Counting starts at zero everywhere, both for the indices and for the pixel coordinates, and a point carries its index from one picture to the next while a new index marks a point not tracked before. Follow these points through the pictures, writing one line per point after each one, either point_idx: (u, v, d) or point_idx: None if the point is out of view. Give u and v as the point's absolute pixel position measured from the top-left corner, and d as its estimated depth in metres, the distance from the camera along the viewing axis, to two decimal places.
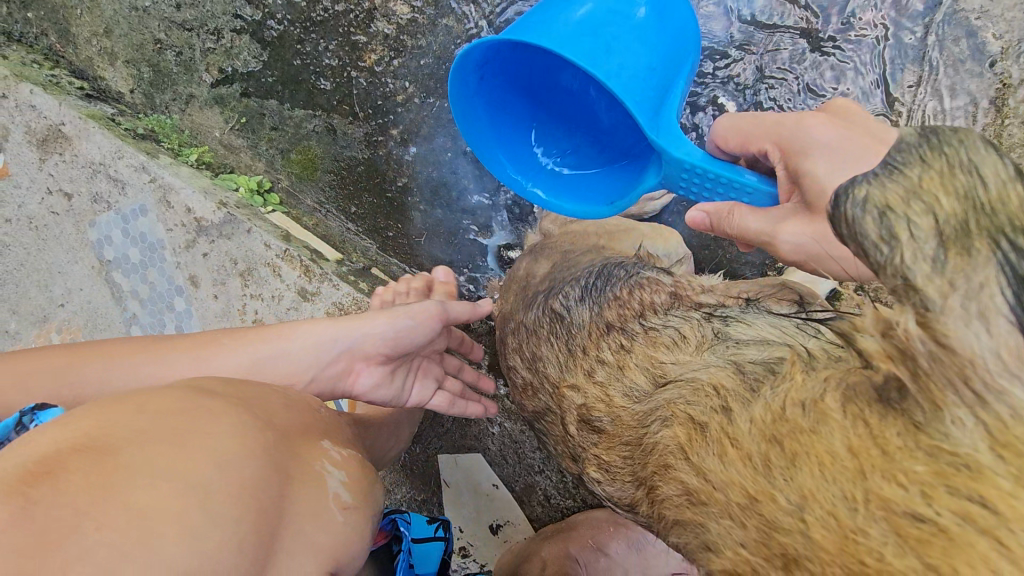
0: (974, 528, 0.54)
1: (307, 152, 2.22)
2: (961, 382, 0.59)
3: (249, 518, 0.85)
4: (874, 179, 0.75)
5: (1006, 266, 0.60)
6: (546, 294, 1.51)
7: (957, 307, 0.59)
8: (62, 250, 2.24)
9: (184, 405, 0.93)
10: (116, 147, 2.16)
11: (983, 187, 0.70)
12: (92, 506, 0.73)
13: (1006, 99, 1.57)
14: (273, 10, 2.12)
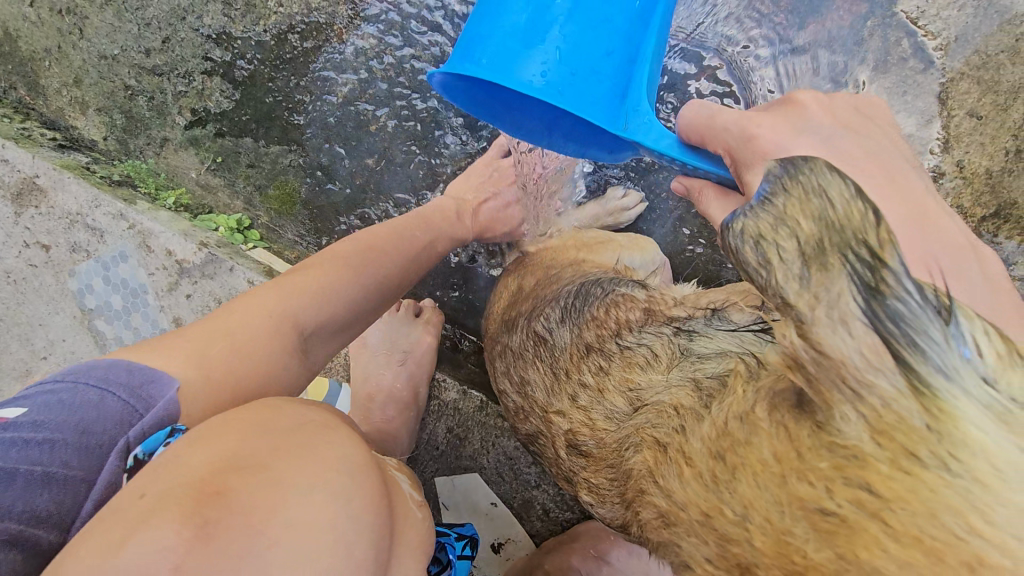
0: (866, 513, 0.53)
1: (284, 186, 2.25)
2: (840, 381, 0.57)
3: (378, 530, 0.81)
4: (749, 210, 0.67)
5: (856, 275, 0.55)
6: (528, 317, 1.54)
7: (823, 317, 0.56)
8: (42, 302, 2.22)
9: (301, 419, 0.88)
10: (93, 196, 2.16)
11: (831, 207, 0.60)
12: (263, 525, 0.70)
13: (950, 92, 1.70)
14: (242, 50, 2.15)
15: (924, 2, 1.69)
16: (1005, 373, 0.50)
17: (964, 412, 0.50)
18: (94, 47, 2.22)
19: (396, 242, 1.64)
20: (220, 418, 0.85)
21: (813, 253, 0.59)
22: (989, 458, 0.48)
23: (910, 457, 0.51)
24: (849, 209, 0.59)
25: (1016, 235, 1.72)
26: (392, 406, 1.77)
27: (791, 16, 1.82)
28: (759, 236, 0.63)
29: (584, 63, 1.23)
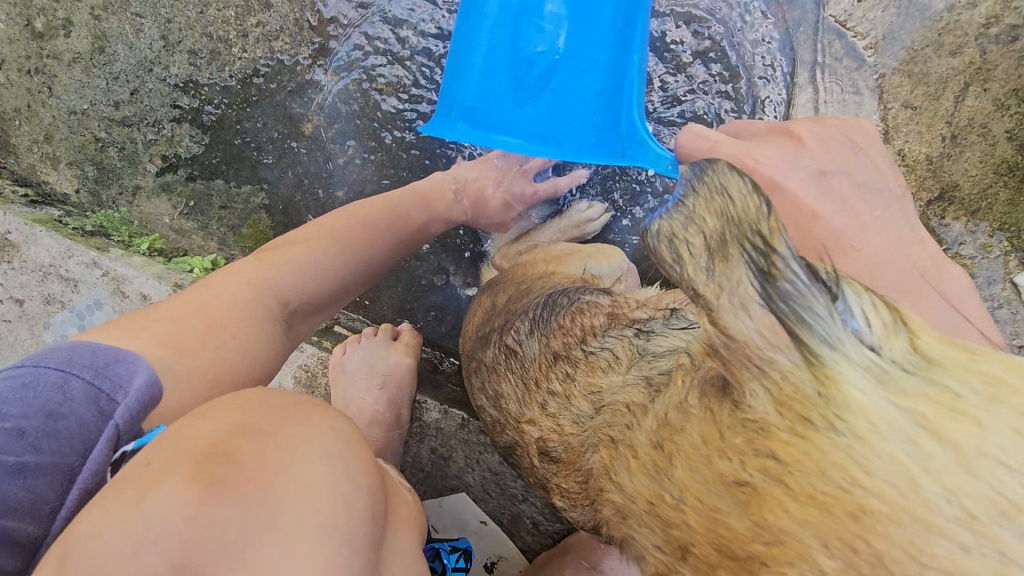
0: (771, 479, 0.56)
1: (257, 225, 2.29)
2: (745, 359, 0.58)
3: (375, 496, 0.89)
4: (663, 212, 0.67)
5: (753, 264, 0.56)
6: (500, 332, 1.56)
7: (726, 303, 0.57)
8: (17, 357, 2.18)
9: (299, 399, 0.97)
10: (65, 247, 2.18)
11: (729, 201, 0.61)
12: (270, 484, 0.79)
13: (885, 86, 1.81)
14: (210, 96, 2.22)
15: (850, 5, 1.80)
16: (888, 340, 0.57)
17: (845, 374, 0.55)
18: (64, 103, 2.27)
19: (392, 218, 1.77)
20: (226, 394, 0.95)
21: (717, 243, 0.60)
22: (866, 415, 0.52)
23: (803, 422, 0.55)
24: (746, 201, 0.61)
25: (960, 216, 1.80)
26: (377, 430, 1.77)
27: (729, 29, 1.94)
28: (669, 233, 0.63)
29: (569, 112, 1.44)
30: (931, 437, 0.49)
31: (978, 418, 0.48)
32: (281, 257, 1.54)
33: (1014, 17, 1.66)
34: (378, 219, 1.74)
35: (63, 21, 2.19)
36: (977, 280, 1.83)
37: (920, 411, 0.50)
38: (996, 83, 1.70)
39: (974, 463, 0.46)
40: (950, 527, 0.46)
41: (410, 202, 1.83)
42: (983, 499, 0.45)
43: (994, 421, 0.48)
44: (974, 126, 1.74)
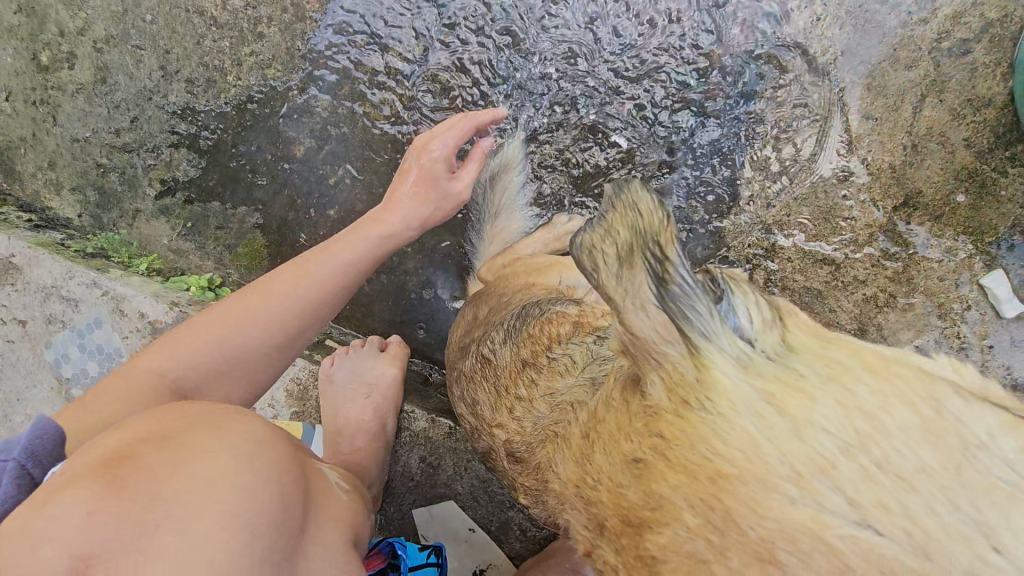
0: (655, 451, 0.71)
1: (252, 244, 2.38)
2: (642, 357, 0.72)
3: (286, 488, 0.95)
4: (587, 226, 0.75)
5: (650, 270, 0.66)
6: (477, 342, 1.62)
7: (629, 305, 0.68)
8: (19, 377, 2.23)
9: (216, 409, 1.03)
10: (66, 268, 2.24)
11: (638, 214, 0.69)
12: (171, 475, 0.83)
13: (846, 98, 1.90)
14: (205, 122, 2.32)
15: (809, 23, 1.90)
16: (764, 333, 0.66)
17: (716, 362, 0.64)
18: (67, 132, 2.37)
19: (319, 258, 1.66)
20: (146, 410, 1.01)
21: (624, 253, 0.68)
22: (728, 396, 0.63)
23: (684, 406, 0.67)
24: (650, 216, 0.68)
25: (926, 222, 1.87)
26: (361, 438, 1.83)
27: (699, 42, 1.99)
28: (587, 247, 0.72)
29: None
30: (775, 413, 0.60)
31: (811, 395, 0.59)
32: (217, 321, 1.55)
33: (963, 32, 1.78)
34: (301, 269, 1.63)
35: (67, 54, 2.30)
36: (946, 282, 1.88)
37: (769, 391, 0.60)
38: (951, 93, 1.80)
39: (803, 431, 0.58)
40: (781, 483, 0.58)
41: (339, 240, 1.71)
42: (805, 461, 0.57)
43: (824, 397, 0.58)
44: (932, 135, 1.82)
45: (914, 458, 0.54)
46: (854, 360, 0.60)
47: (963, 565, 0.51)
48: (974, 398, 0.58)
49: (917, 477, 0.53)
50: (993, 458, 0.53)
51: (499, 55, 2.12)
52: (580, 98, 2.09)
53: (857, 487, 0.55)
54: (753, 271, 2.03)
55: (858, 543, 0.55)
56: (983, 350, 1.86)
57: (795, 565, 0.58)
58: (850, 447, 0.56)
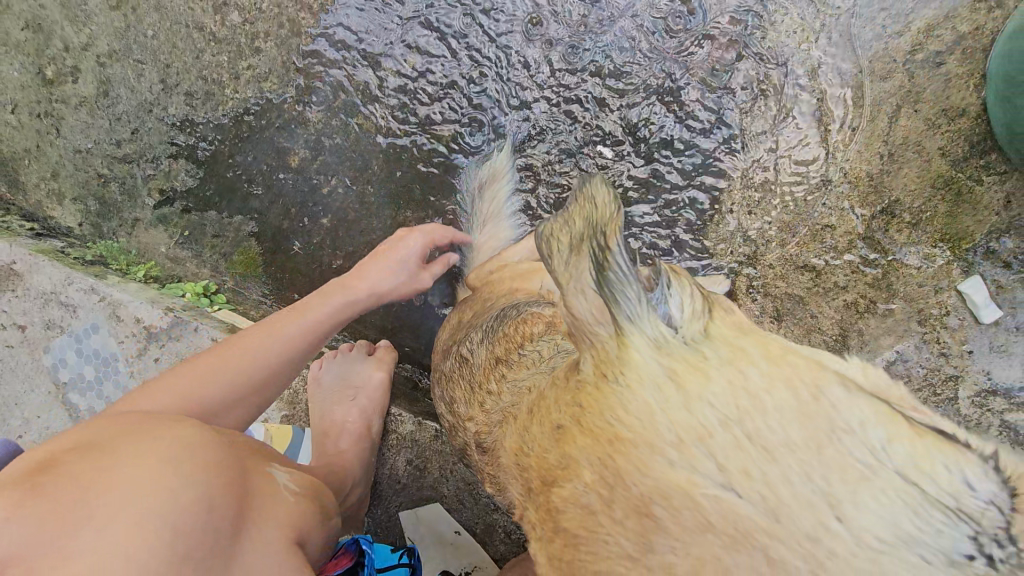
0: (574, 421, 0.84)
1: (248, 252, 2.44)
2: (581, 336, 0.87)
3: (212, 486, 1.01)
4: (553, 217, 0.89)
5: (595, 256, 0.77)
6: (456, 344, 1.69)
7: (572, 289, 0.83)
8: (18, 381, 2.27)
9: (155, 419, 1.14)
10: (65, 275, 2.29)
11: (593, 207, 0.81)
12: (90, 481, 0.93)
13: (823, 109, 1.96)
14: (204, 134, 2.39)
15: (786, 39, 1.97)
16: (689, 323, 0.78)
17: (636, 342, 0.76)
18: (70, 143, 2.44)
19: (294, 317, 1.64)
20: (94, 422, 1.15)
21: (576, 240, 0.82)
22: (639, 370, 0.74)
23: (604, 380, 0.80)
24: (603, 207, 0.80)
25: (904, 229, 1.89)
26: (345, 439, 1.87)
27: (680, 56, 2.05)
28: (549, 233, 0.88)
29: None
30: (673, 388, 0.70)
31: (708, 375, 0.68)
32: (169, 387, 1.40)
33: (937, 44, 1.80)
34: (273, 332, 1.59)
35: (72, 69, 2.38)
36: (925, 289, 1.90)
37: (673, 368, 0.71)
38: (926, 104, 1.81)
39: (692, 404, 0.67)
40: (665, 446, 0.69)
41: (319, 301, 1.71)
42: (689, 429, 0.67)
43: (717, 376, 0.68)
44: (909, 144, 1.84)
45: (782, 434, 0.62)
46: (757, 352, 0.70)
47: (804, 527, 0.59)
48: (858, 390, 0.64)
49: (778, 449, 0.62)
50: (855, 442, 0.60)
51: (486, 69, 2.19)
52: (564, 109, 2.16)
53: (727, 453, 0.64)
54: (735, 278, 2.08)
55: (719, 502, 0.64)
56: (963, 355, 1.87)
57: (666, 518, 0.68)
58: (728, 420, 0.65)
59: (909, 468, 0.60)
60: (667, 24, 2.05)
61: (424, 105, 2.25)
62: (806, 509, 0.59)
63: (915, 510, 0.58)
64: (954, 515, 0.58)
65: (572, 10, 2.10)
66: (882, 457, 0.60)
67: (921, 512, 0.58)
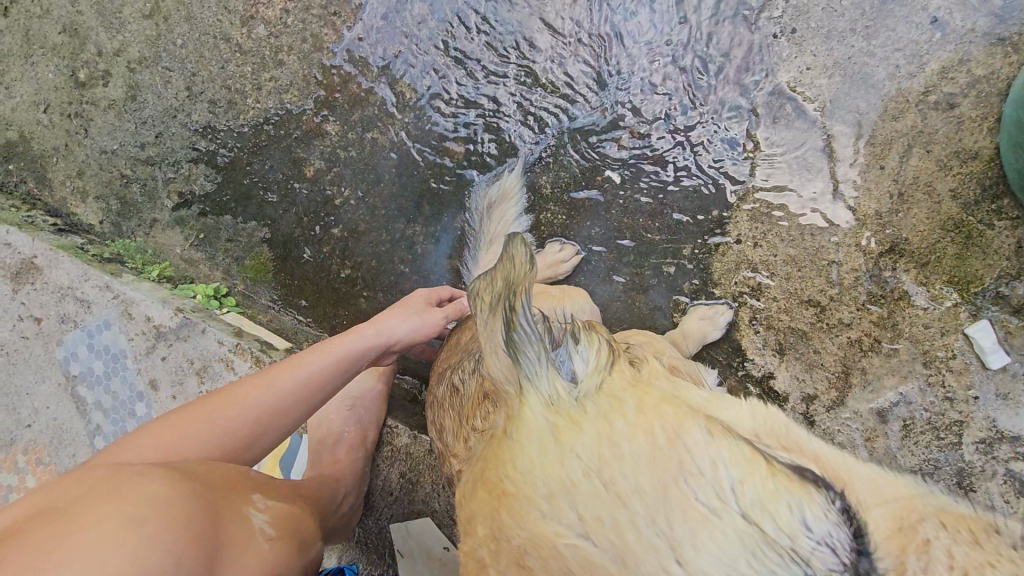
0: (476, 481, 1.18)
1: (259, 257, 2.50)
2: (501, 398, 1.28)
3: (183, 545, 1.03)
4: (478, 281, 1.31)
5: (504, 319, 1.20)
6: (450, 370, 1.73)
7: (490, 348, 1.26)
8: (30, 371, 2.35)
9: (120, 469, 1.15)
10: (83, 271, 2.36)
11: (511, 266, 1.20)
12: (57, 548, 0.93)
13: (833, 145, 1.95)
14: (224, 141, 2.46)
15: (800, 73, 1.96)
16: (582, 383, 1.20)
17: (530, 403, 1.18)
18: (97, 144, 2.53)
19: (300, 364, 1.55)
20: (54, 479, 1.15)
21: (495, 302, 1.23)
22: (532, 430, 1.13)
23: (503, 442, 1.18)
24: (520, 265, 1.18)
25: (911, 269, 1.87)
26: (340, 450, 1.90)
27: (692, 87, 2.07)
28: (477, 291, 1.30)
29: None
30: (553, 442, 1.07)
31: (580, 430, 1.07)
32: (164, 435, 1.33)
33: (950, 86, 1.81)
34: (281, 380, 1.50)
35: (103, 73, 2.48)
36: (931, 330, 1.86)
37: (555, 427, 1.10)
38: (937, 145, 1.83)
39: (565, 455, 1.03)
40: (540, 498, 1.01)
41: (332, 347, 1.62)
42: (560, 482, 1.01)
43: (587, 431, 1.06)
44: (919, 185, 1.85)
45: (632, 482, 0.97)
46: (618, 419, 1.08)
47: (650, 568, 0.90)
48: (719, 435, 1.06)
49: (629, 495, 0.95)
50: (703, 486, 0.97)
51: (501, 90, 2.22)
52: (574, 133, 2.19)
53: (585, 502, 0.97)
54: (738, 308, 2.07)
55: (579, 548, 0.95)
56: (968, 401, 1.83)
57: (538, 566, 0.98)
58: (590, 470, 1.00)
59: (752, 502, 0.98)
60: (682, 53, 2.06)
61: (437, 123, 2.29)
62: (649, 546, 0.91)
63: (750, 548, 0.92)
64: (787, 550, 0.94)
65: (587, 37, 2.13)
66: (725, 497, 0.97)
67: (755, 549, 0.92)
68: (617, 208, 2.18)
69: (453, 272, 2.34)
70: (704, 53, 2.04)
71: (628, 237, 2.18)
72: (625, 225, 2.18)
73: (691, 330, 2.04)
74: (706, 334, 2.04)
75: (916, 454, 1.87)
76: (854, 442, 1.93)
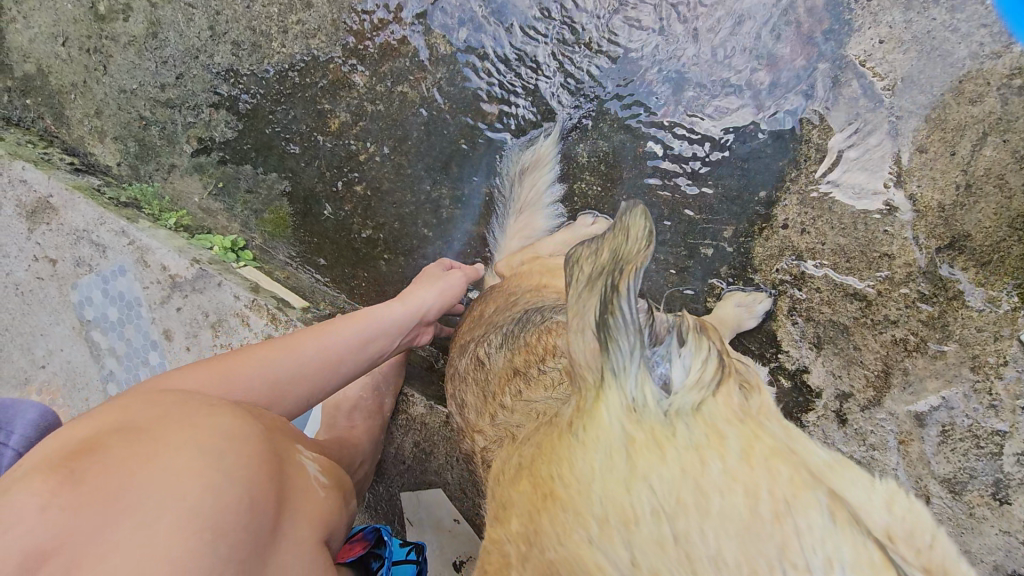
0: (507, 472, 1.10)
1: (279, 211, 2.42)
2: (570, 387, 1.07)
3: (259, 485, 0.99)
4: (585, 247, 1.09)
5: (601, 293, 0.94)
6: (474, 342, 1.66)
7: (577, 324, 0.99)
8: (46, 313, 2.32)
9: (189, 400, 1.10)
10: (99, 214, 2.29)
11: (624, 241, 0.95)
12: (135, 471, 0.87)
13: (901, 127, 1.78)
14: (247, 86, 2.35)
15: (872, 46, 1.79)
16: (677, 395, 0.88)
17: (608, 402, 0.88)
18: (116, 82, 2.43)
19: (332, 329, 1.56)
20: (102, 407, 1.09)
21: (592, 278, 0.98)
22: (601, 434, 0.85)
23: (546, 432, 1.04)
24: (636, 241, 0.92)
25: (969, 268, 1.70)
26: (358, 415, 1.87)
27: (748, 57, 1.92)
28: (576, 259, 1.09)
29: None
30: (622, 459, 0.79)
31: (662, 455, 0.76)
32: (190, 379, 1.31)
33: None
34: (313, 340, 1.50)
35: (123, 6, 2.35)
36: (983, 334, 1.70)
37: (631, 438, 0.81)
38: (1017, 134, 1.60)
39: (633, 481, 0.75)
40: (591, 520, 0.78)
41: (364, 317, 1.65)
42: (620, 509, 0.75)
43: (671, 462, 0.74)
44: (991, 176, 1.64)
45: (710, 548, 0.66)
46: (714, 450, 0.75)
47: None
48: (846, 524, 0.64)
49: (702, 562, 0.66)
50: None
51: (541, 49, 2.08)
52: (615, 100, 2.06)
53: (641, 547, 0.71)
54: (778, 298, 1.98)
55: None
56: (1016, 411, 1.67)
57: None
58: (660, 511, 0.71)
59: None
60: (741, 18, 1.90)
61: (470, 80, 2.16)
62: None
63: None
64: None
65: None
66: None
67: None
68: (658, 181, 2.06)
69: (482, 241, 2.26)
70: (765, 20, 1.88)
71: (666, 215, 2.08)
72: (664, 200, 2.07)
73: (727, 317, 1.96)
74: (741, 322, 1.98)
75: (952, 461, 1.77)
76: (887, 444, 1.86)
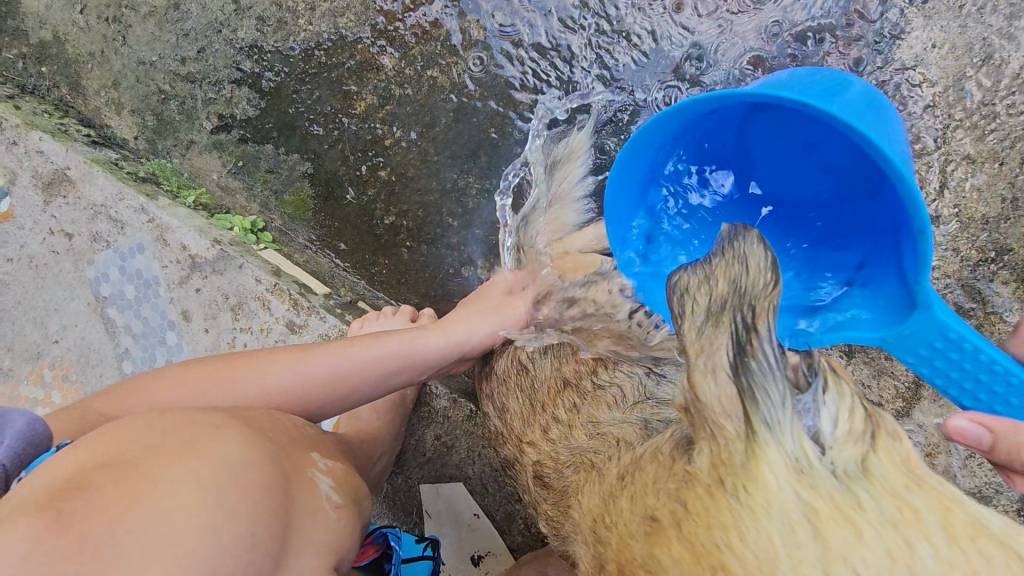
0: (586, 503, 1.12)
1: (299, 193, 2.36)
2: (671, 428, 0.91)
3: (258, 522, 1.00)
4: (688, 268, 0.94)
5: (731, 327, 0.77)
6: (513, 346, 1.78)
7: (701, 363, 0.76)
8: (60, 288, 2.28)
9: (194, 421, 1.11)
10: (118, 189, 2.25)
11: (745, 273, 0.81)
12: (122, 514, 0.89)
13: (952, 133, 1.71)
14: (271, 64, 2.28)
15: (923, 49, 1.72)
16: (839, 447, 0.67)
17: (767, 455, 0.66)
18: (135, 54, 2.36)
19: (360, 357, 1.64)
20: (105, 428, 1.10)
21: (714, 310, 0.81)
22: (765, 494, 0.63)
23: (622, 461, 1.07)
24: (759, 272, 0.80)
25: (1011, 284, 1.71)
26: (380, 406, 1.83)
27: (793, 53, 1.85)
28: (685, 289, 0.90)
29: None
30: (811, 535, 0.59)
31: (860, 534, 0.57)
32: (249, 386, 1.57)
33: None
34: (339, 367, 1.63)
35: None
36: None
37: (813, 507, 0.60)
38: None
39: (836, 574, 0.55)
40: None
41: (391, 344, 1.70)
42: None
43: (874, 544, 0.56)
44: None
45: None
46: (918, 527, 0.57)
47: None
48: None
49: None
50: None
51: (578, 40, 2.02)
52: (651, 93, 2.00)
53: None
54: None
55: None
56: None
57: None
58: None
59: None
60: (790, 14, 1.83)
61: (502, 67, 2.10)
62: None
63: None
64: None
65: None
66: None
67: None
68: None
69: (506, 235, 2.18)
70: (814, 17, 1.81)
71: None
72: None
73: None
74: None
75: (977, 476, 1.79)
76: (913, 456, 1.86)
